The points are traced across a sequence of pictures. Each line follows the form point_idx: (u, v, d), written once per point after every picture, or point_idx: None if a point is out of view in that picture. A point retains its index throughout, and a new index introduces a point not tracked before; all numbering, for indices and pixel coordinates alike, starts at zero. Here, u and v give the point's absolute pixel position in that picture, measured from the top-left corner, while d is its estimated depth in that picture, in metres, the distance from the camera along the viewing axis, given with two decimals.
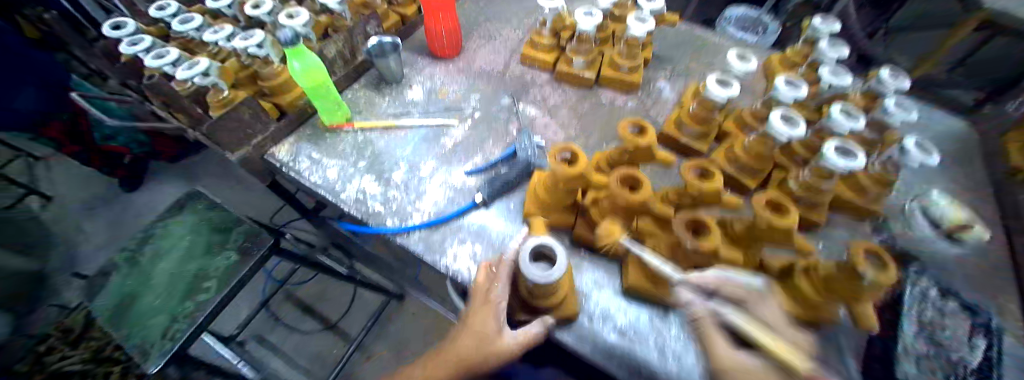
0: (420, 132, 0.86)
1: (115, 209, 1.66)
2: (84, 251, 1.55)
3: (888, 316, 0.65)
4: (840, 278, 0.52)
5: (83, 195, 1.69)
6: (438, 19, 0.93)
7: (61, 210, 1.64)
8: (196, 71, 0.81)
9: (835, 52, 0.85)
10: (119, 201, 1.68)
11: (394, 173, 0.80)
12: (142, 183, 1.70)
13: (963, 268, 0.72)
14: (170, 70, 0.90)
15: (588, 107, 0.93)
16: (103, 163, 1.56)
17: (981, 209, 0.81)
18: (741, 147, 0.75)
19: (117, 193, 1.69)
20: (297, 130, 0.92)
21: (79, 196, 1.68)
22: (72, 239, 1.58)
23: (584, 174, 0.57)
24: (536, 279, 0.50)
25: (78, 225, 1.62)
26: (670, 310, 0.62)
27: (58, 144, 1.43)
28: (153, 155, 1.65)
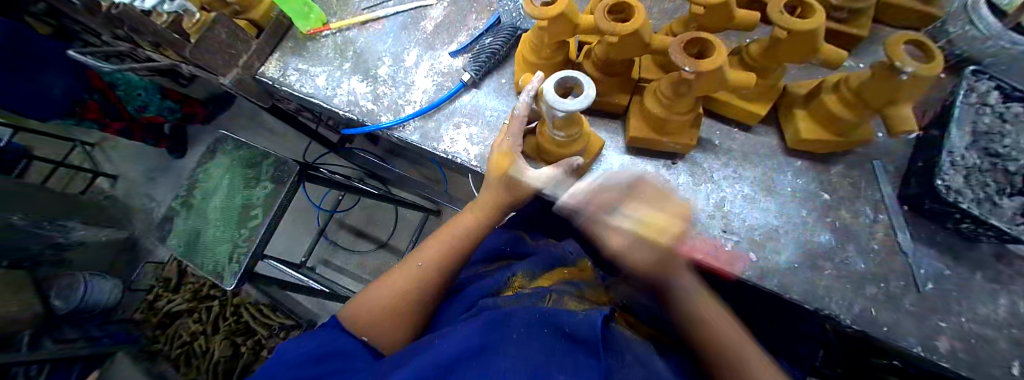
0: (396, 20, 0.79)
1: (173, 175, 1.78)
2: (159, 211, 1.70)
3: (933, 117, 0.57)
4: (875, 81, 0.45)
5: (137, 166, 1.79)
6: None
7: (127, 182, 1.77)
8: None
9: None
10: (174, 167, 1.78)
11: (379, 68, 0.75)
12: (187, 148, 1.76)
13: None
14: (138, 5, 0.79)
15: None
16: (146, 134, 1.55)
17: None
18: None
19: (169, 160, 1.78)
20: (281, 45, 0.84)
21: (134, 168, 1.78)
22: (146, 207, 1.73)
23: (563, 14, 0.50)
24: (565, 110, 0.45)
25: (149, 194, 1.76)
26: (677, 159, 0.60)
27: (102, 123, 1.39)
28: (188, 120, 1.56)
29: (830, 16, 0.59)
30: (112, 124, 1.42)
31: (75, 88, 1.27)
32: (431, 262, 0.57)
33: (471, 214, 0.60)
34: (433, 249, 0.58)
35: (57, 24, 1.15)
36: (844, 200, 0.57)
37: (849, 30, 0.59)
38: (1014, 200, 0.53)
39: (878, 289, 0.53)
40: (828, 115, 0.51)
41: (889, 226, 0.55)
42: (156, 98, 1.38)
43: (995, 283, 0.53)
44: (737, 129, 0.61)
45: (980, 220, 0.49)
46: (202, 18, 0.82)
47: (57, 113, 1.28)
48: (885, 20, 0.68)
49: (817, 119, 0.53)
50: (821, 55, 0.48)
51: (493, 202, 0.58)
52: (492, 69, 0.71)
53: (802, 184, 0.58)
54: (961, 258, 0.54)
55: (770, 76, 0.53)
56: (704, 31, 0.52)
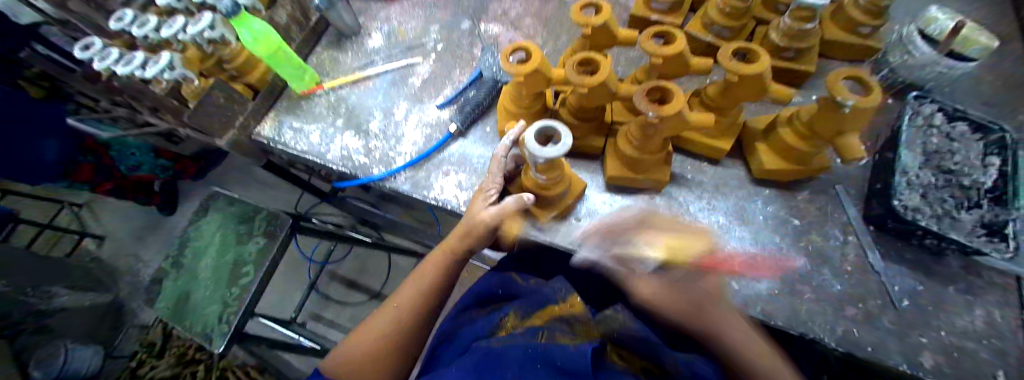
0: (386, 77, 0.85)
1: (162, 234, 1.77)
2: (146, 272, 1.67)
3: (887, 141, 0.62)
4: (822, 115, 0.49)
5: (126, 227, 1.78)
6: None
7: (115, 244, 1.74)
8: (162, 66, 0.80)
9: None
10: (163, 225, 1.77)
11: (370, 123, 0.79)
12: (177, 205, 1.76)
13: (974, 89, 0.73)
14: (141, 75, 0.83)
15: (553, 10, 0.87)
16: (137, 193, 1.58)
17: (998, 24, 0.80)
18: (714, 5, 0.66)
19: (159, 219, 1.78)
20: (276, 105, 0.89)
21: (123, 229, 1.77)
22: (133, 268, 1.70)
23: (537, 70, 0.56)
24: (542, 157, 0.49)
25: (137, 255, 1.73)
26: (653, 194, 0.64)
27: (93, 184, 1.42)
28: (179, 175, 1.59)
29: (779, 56, 0.64)
30: (103, 184, 1.44)
31: (70, 149, 1.29)
32: (410, 301, 0.58)
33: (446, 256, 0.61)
34: (412, 290, 0.59)
35: (53, 86, 1.13)
36: (812, 224, 0.60)
37: (793, 68, 0.64)
38: (972, 214, 0.56)
39: (856, 308, 0.55)
40: (786, 146, 0.56)
41: (858, 247, 0.58)
42: (149, 157, 1.43)
43: (968, 294, 0.56)
44: (709, 162, 0.65)
45: (941, 235, 0.53)
46: (200, 83, 0.88)
47: (52, 173, 1.29)
48: (829, 54, 0.71)
49: (775, 150, 0.58)
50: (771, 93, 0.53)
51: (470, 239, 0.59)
52: (476, 119, 0.75)
53: (772, 211, 0.61)
54: (932, 272, 0.57)
55: (729, 113, 0.58)
56: (666, 77, 0.58)
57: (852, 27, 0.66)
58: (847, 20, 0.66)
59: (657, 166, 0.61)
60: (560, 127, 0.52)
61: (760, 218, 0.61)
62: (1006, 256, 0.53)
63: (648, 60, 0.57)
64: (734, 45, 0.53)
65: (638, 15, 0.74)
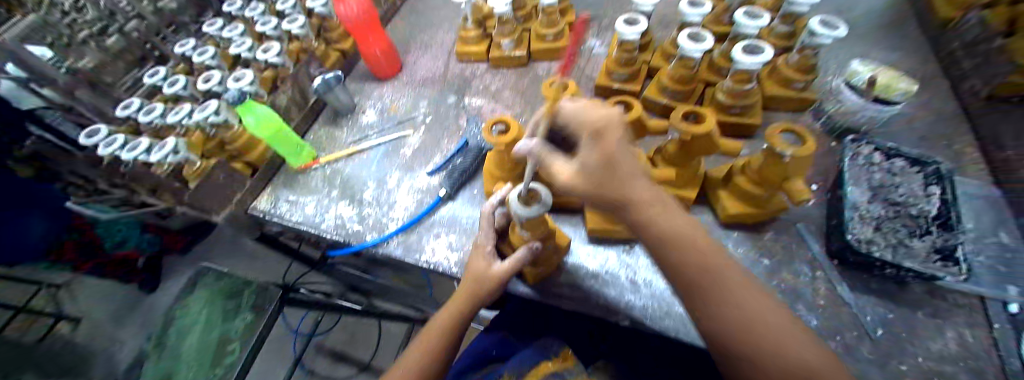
0: (379, 149, 0.91)
1: None
2: None
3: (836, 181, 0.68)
4: (770, 163, 0.56)
5: None
6: (375, 55, 0.99)
7: None
8: (168, 150, 0.86)
9: None
10: None
11: (364, 192, 0.84)
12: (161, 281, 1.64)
13: (911, 127, 0.81)
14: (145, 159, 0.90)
15: (528, 82, 0.97)
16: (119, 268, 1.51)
17: (921, 70, 0.91)
18: (665, 75, 0.77)
19: None
20: (274, 178, 0.93)
21: None
22: None
23: (514, 139, 0.63)
24: (524, 216, 0.53)
25: None
26: (633, 244, 0.68)
27: (75, 263, 1.43)
28: (164, 250, 1.60)
29: (726, 113, 0.73)
30: (84, 263, 1.45)
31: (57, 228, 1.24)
32: (413, 368, 0.58)
33: (441, 316, 0.63)
34: (416, 356, 0.59)
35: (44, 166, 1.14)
36: (782, 262, 0.64)
37: (738, 122, 0.73)
38: (924, 241, 0.60)
39: (836, 341, 0.57)
40: (744, 192, 0.61)
41: (827, 281, 0.62)
42: (135, 231, 1.45)
43: (937, 318, 0.59)
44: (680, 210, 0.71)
45: (897, 264, 0.57)
46: (201, 163, 0.91)
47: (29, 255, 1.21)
48: (765, 104, 0.79)
49: (737, 197, 0.63)
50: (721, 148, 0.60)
51: (464, 298, 0.61)
52: (464, 183, 0.81)
53: (743, 252, 0.66)
54: (901, 300, 0.61)
55: (691, 166, 0.65)
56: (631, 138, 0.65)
57: (787, 83, 0.75)
58: (782, 79, 0.75)
59: None
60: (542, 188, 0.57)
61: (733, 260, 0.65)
62: (960, 279, 0.56)
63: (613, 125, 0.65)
64: (684, 108, 0.61)
65: (601, 84, 0.85)
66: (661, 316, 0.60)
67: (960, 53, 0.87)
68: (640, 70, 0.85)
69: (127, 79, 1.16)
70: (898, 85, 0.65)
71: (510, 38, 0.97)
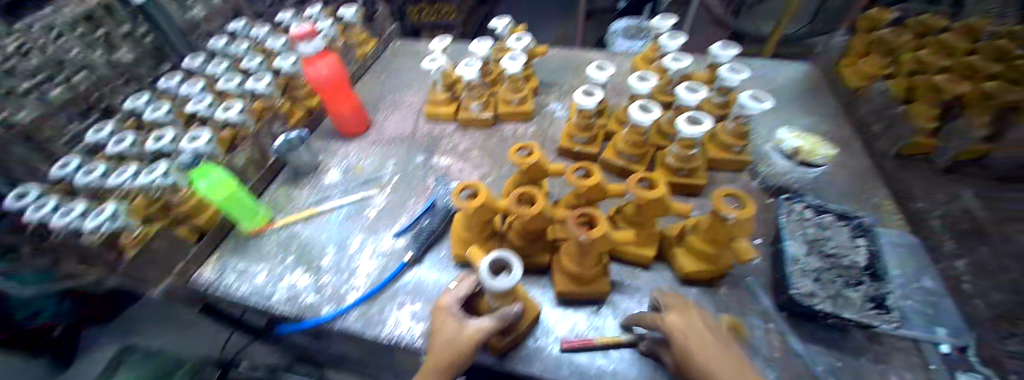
0: (342, 210, 0.90)
1: None
2: None
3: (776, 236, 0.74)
4: (717, 223, 0.60)
5: None
6: (345, 116, 1.01)
7: None
8: (104, 216, 0.76)
9: (676, 64, 0.87)
10: None
11: (323, 258, 0.81)
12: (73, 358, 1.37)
13: (837, 182, 0.91)
14: (79, 224, 0.81)
15: (495, 142, 1.01)
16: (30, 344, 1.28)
17: (839, 130, 1.04)
18: (621, 140, 0.85)
19: None
20: (220, 246, 0.89)
21: None
22: None
23: (481, 205, 0.64)
24: (493, 287, 0.53)
25: None
26: (600, 305, 0.69)
27: None
28: (85, 321, 1.37)
29: (676, 174, 0.80)
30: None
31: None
32: None
33: None
34: None
35: None
36: (737, 316, 0.66)
37: (687, 183, 0.79)
38: (858, 291, 0.65)
39: None
40: (697, 250, 0.65)
41: (779, 332, 0.65)
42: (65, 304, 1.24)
43: (879, 364, 0.63)
44: (641, 268, 0.73)
45: (837, 315, 0.61)
46: (142, 230, 0.80)
47: None
48: (710, 165, 0.86)
49: (692, 255, 0.67)
50: (673, 211, 0.65)
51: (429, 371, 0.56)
52: (430, 245, 0.80)
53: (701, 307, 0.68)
54: (846, 348, 0.64)
55: (648, 226, 0.69)
56: (592, 200, 0.68)
57: (727, 147, 0.83)
58: (721, 142, 0.83)
59: (598, 277, 0.67)
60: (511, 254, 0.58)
61: None
62: (894, 326, 0.61)
63: (575, 190, 0.69)
64: (638, 175, 0.66)
65: (563, 146, 0.91)
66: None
67: (869, 117, 1.00)
68: (597, 134, 0.91)
69: (70, 131, 1.08)
70: (822, 151, 0.74)
71: (478, 101, 1.02)
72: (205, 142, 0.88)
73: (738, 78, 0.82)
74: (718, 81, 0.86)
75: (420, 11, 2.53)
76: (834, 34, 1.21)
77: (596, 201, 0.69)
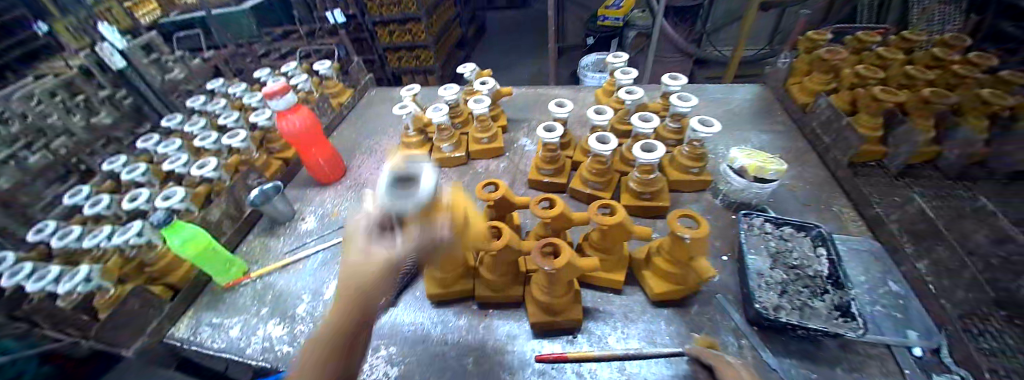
0: (317, 257, 0.89)
1: None
2: None
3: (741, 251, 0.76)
4: (677, 243, 0.63)
5: None
6: (319, 164, 1.03)
7: None
8: (78, 277, 0.76)
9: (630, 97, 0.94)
10: None
11: (297, 307, 0.80)
12: None
13: (798, 194, 0.94)
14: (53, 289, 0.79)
15: (468, 179, 1.04)
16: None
17: (796, 145, 1.09)
18: (586, 169, 0.89)
19: None
20: (195, 302, 0.85)
21: None
22: None
23: None
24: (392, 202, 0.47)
25: None
26: (577, 333, 0.69)
27: None
28: None
29: (640, 198, 0.83)
30: None
31: None
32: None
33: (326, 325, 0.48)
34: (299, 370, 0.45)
35: None
36: (711, 334, 0.66)
37: (652, 206, 0.82)
38: (825, 300, 0.66)
39: None
40: (662, 271, 0.68)
41: (753, 348, 0.65)
42: None
43: (855, 372, 0.63)
44: (614, 293, 0.74)
45: (803, 325, 0.62)
46: (115, 292, 0.80)
47: None
48: (673, 187, 0.90)
49: (659, 276, 0.69)
50: (635, 234, 0.68)
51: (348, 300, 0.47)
52: (404, 287, 0.79)
53: (675, 328, 0.68)
54: (820, 359, 0.64)
55: (614, 251, 0.71)
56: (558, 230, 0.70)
57: (686, 169, 0.88)
58: (680, 165, 0.88)
59: (570, 305, 0.68)
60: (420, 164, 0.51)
61: (669, 339, 0.67)
62: (861, 333, 0.61)
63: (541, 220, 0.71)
64: (599, 201, 0.70)
65: (533, 178, 0.93)
66: None
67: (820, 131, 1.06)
68: (565, 165, 0.95)
69: (47, 196, 1.16)
70: (772, 166, 0.78)
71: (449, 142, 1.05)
72: (180, 197, 0.86)
73: (689, 105, 0.88)
74: (672, 108, 0.92)
75: (400, 58, 2.62)
76: (779, 58, 1.30)
77: (562, 230, 0.72)
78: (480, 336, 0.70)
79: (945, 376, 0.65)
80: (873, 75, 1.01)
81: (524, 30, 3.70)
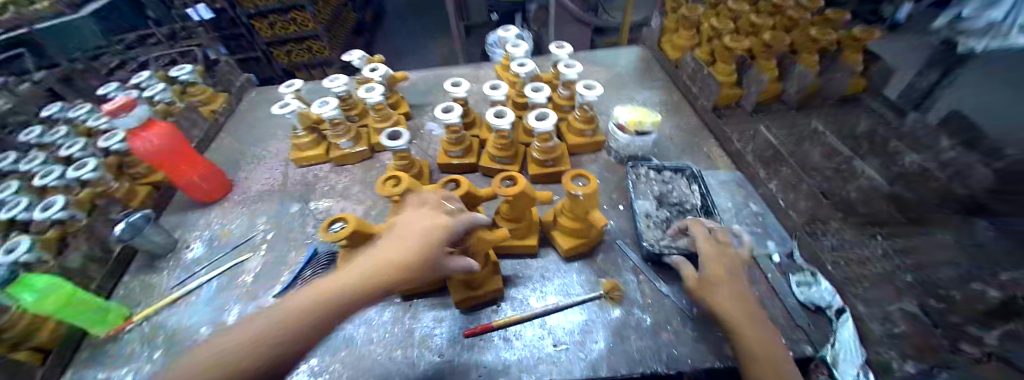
0: (211, 286, 0.80)
1: None
2: None
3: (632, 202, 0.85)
4: (574, 201, 0.69)
5: None
6: (195, 185, 0.92)
7: None
8: None
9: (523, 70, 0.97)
10: None
11: (195, 343, 0.72)
12: None
13: (677, 142, 1.07)
14: None
15: (377, 173, 1.01)
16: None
17: (673, 98, 1.22)
18: (492, 145, 0.91)
19: None
20: (72, 363, 0.72)
21: None
22: None
23: (352, 233, 0.64)
24: (398, 145, 0.83)
25: None
26: (499, 303, 0.73)
27: None
28: None
29: (545, 165, 0.88)
30: None
31: None
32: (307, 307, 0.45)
33: (370, 264, 0.50)
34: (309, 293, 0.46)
35: None
36: (614, 276, 0.75)
37: (554, 171, 0.88)
38: None
39: (668, 331, 0.68)
40: (568, 230, 0.74)
41: (649, 281, 0.74)
42: None
43: None
44: (528, 258, 0.80)
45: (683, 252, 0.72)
46: None
47: None
48: (575, 151, 0.97)
49: (566, 234, 0.75)
50: (539, 199, 0.73)
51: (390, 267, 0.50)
52: None
53: (584, 278, 0.75)
54: None
55: (524, 219, 0.76)
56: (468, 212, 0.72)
57: (580, 132, 0.94)
58: (576, 129, 0.95)
59: (489, 278, 0.72)
60: (404, 130, 0.88)
61: (581, 288, 0.74)
62: None
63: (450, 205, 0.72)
64: (502, 174, 0.73)
65: (441, 162, 0.94)
66: (535, 363, 0.65)
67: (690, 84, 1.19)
68: (471, 145, 0.96)
69: None
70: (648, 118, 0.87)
71: (348, 137, 1.01)
72: (26, 248, 0.72)
73: (575, 72, 0.95)
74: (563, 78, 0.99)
75: (288, 52, 2.37)
76: (653, 19, 1.43)
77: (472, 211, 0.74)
78: (406, 325, 0.71)
79: (799, 274, 0.80)
80: (725, 27, 1.15)
81: (426, 10, 3.56)
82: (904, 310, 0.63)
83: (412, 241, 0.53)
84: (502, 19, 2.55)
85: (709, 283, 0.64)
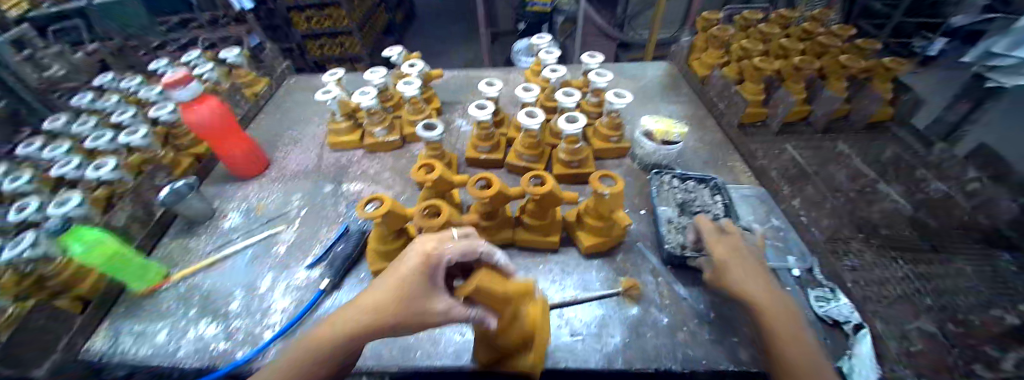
0: (246, 254, 0.84)
1: None
2: None
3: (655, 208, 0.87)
4: (599, 200, 0.71)
5: None
6: (232, 155, 0.96)
7: None
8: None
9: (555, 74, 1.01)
10: None
11: (230, 304, 0.75)
12: None
13: (701, 154, 1.09)
14: None
15: (406, 162, 1.05)
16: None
17: (699, 112, 1.24)
18: (520, 142, 0.94)
19: None
20: (110, 314, 0.75)
21: None
22: None
23: (387, 212, 0.68)
24: (432, 136, 0.87)
25: None
26: None
27: None
28: None
29: (570, 166, 0.91)
30: None
31: None
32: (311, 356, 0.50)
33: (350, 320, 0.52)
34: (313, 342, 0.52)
35: None
36: (634, 276, 0.77)
37: (579, 173, 0.90)
38: None
39: (684, 332, 0.69)
40: (590, 229, 0.76)
41: (668, 283, 0.76)
42: None
43: None
44: (549, 254, 0.82)
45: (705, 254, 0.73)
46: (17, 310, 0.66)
47: None
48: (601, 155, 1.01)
49: (589, 232, 0.77)
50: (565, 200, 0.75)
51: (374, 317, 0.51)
52: (345, 271, 0.79)
53: (604, 276, 0.77)
54: None
55: (548, 215, 0.78)
56: (496, 204, 0.74)
57: (606, 138, 0.97)
58: (602, 134, 0.97)
59: None
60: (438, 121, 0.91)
61: (599, 285, 0.76)
62: None
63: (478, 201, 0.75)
64: (532, 173, 0.76)
65: (469, 155, 0.97)
66: (551, 351, 0.67)
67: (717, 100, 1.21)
68: (499, 141, 0.99)
69: None
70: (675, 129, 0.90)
71: (382, 126, 1.06)
72: (77, 203, 0.77)
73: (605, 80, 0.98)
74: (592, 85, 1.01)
75: (321, 45, 2.46)
76: (682, 36, 1.46)
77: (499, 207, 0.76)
78: None
79: (818, 289, 0.77)
80: (755, 48, 1.17)
81: (453, 16, 3.65)
82: (921, 329, 0.68)
83: (391, 286, 0.52)
84: (529, 28, 2.60)
85: (728, 268, 0.65)
